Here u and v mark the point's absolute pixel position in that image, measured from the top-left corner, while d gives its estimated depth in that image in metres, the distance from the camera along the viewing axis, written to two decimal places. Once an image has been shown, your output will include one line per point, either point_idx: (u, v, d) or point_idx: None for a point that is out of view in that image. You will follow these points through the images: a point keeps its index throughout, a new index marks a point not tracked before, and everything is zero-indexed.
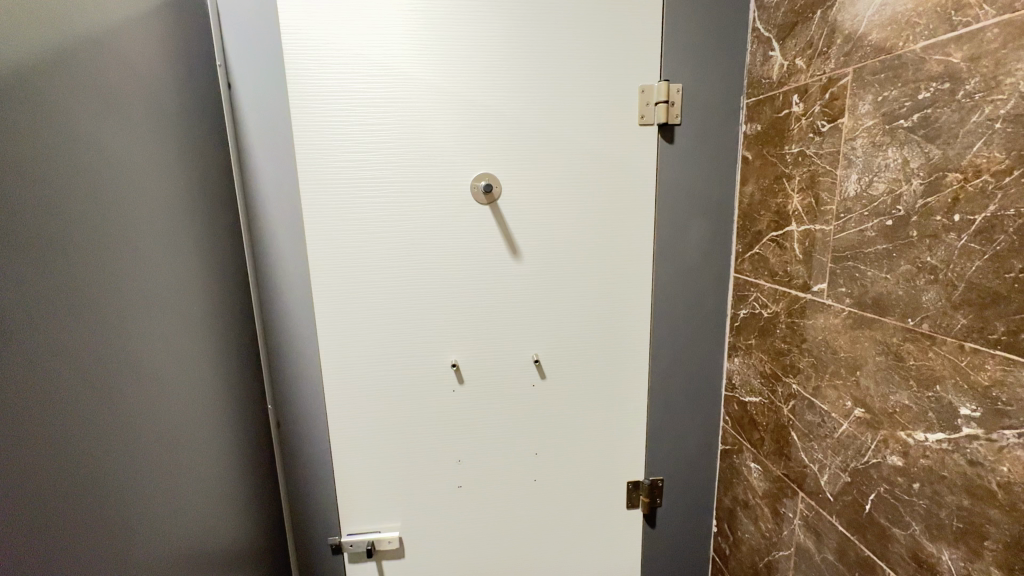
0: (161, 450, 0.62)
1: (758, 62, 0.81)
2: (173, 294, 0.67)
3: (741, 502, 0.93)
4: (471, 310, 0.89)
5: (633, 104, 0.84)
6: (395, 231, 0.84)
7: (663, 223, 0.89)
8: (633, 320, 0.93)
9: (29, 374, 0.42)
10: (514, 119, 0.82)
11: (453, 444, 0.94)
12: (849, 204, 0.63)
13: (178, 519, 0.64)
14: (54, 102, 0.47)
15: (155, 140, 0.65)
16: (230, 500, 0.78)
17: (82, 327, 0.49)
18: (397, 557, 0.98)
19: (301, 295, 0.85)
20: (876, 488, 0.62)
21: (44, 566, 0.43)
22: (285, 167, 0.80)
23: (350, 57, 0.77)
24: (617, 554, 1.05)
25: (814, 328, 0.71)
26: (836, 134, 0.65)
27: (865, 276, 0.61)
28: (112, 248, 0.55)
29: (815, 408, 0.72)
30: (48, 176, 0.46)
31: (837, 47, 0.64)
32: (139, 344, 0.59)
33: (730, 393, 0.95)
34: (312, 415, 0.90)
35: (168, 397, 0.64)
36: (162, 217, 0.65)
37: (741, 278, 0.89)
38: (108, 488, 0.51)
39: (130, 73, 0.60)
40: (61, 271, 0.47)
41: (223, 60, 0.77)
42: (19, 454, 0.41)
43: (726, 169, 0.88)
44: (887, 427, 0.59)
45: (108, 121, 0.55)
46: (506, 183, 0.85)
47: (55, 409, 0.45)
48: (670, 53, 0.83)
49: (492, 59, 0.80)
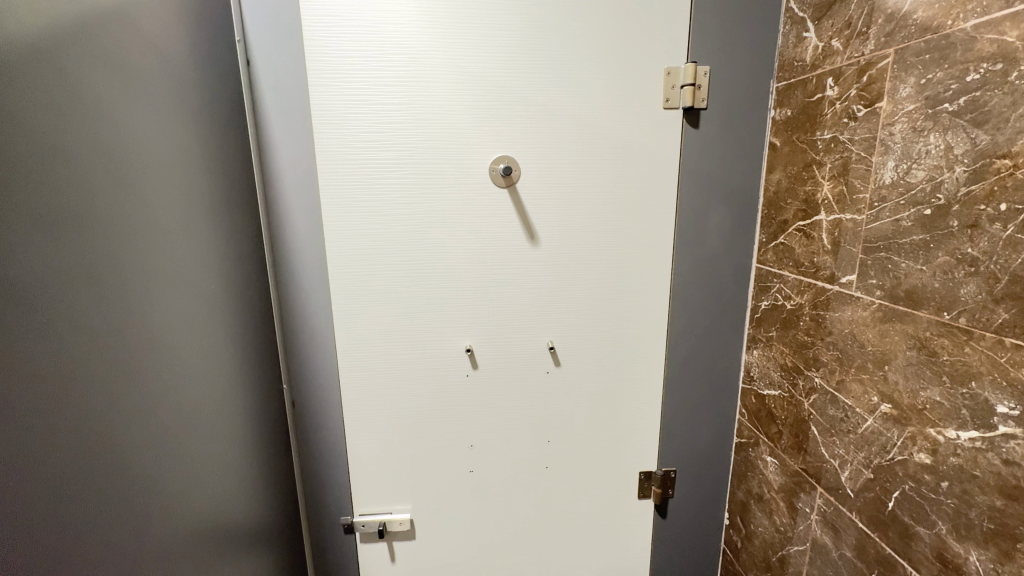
0: (175, 426, 0.62)
1: (791, 44, 0.78)
2: (188, 274, 0.67)
3: (754, 495, 0.92)
4: (488, 293, 0.88)
5: (659, 86, 0.82)
6: (411, 215, 0.83)
7: (684, 211, 0.87)
8: (649, 308, 0.91)
9: (31, 355, 0.41)
10: (535, 100, 0.80)
11: (466, 430, 0.93)
12: (884, 192, 0.61)
13: (192, 495, 0.65)
14: (68, 74, 0.46)
15: (168, 117, 0.63)
16: (243, 477, 0.79)
17: (100, 303, 0.49)
18: (408, 539, 0.98)
19: (317, 278, 0.85)
20: (900, 486, 0.60)
21: (46, 554, 0.42)
22: (302, 146, 0.79)
23: (370, 34, 0.75)
24: (627, 543, 1.04)
25: (840, 321, 0.69)
26: (873, 119, 0.62)
27: (898, 267, 0.59)
28: (124, 225, 0.54)
29: (838, 403, 0.70)
30: (59, 148, 0.45)
31: (877, 27, 0.61)
32: (150, 327, 0.58)
33: (747, 386, 0.93)
34: (327, 397, 0.90)
35: (183, 376, 0.64)
36: (179, 195, 0.65)
37: (764, 268, 0.87)
38: (115, 473, 0.50)
39: (147, 46, 0.59)
40: (80, 246, 0.47)
41: (242, 36, 0.76)
42: (24, 438, 0.40)
43: (752, 156, 0.85)
44: (915, 423, 0.58)
45: (123, 97, 0.54)
46: (527, 166, 0.83)
47: (60, 390, 0.44)
48: (699, 34, 0.80)
49: (514, 39, 0.78)
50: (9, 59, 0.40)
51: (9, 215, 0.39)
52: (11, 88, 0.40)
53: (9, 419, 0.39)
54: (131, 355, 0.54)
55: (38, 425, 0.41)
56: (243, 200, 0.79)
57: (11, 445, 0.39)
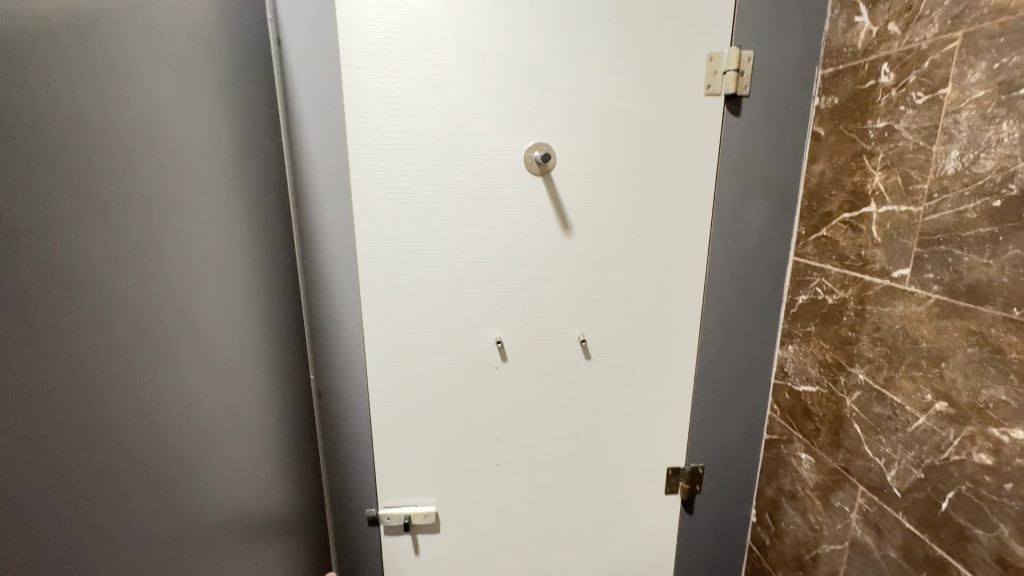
0: (201, 416, 0.60)
1: (840, 28, 0.75)
2: (217, 259, 0.65)
3: (786, 493, 0.91)
4: (519, 284, 0.86)
5: (701, 72, 0.79)
6: (442, 202, 0.81)
7: (722, 202, 0.85)
8: (682, 302, 0.89)
9: (68, 339, 0.39)
10: (573, 85, 0.78)
11: (493, 423, 0.92)
12: (946, 183, 0.59)
13: (217, 487, 0.63)
14: (102, 46, 0.44)
15: (199, 96, 0.61)
16: (268, 469, 0.77)
17: (131, 287, 0.47)
18: (432, 532, 0.97)
19: (345, 267, 0.83)
20: (956, 487, 0.58)
21: (76, 549, 0.40)
22: (332, 130, 0.77)
23: (405, 14, 0.73)
24: (652, 539, 1.03)
25: (890, 316, 0.67)
26: (935, 106, 0.60)
27: (960, 261, 0.57)
28: (152, 205, 0.51)
29: (885, 400, 0.68)
30: (95, 125, 0.43)
31: (943, 9, 0.59)
32: (176, 313, 0.55)
33: (781, 382, 0.91)
34: (353, 388, 0.89)
35: (210, 365, 0.63)
36: (208, 178, 0.63)
37: (802, 262, 0.85)
38: (141, 464, 0.48)
39: (179, 21, 0.57)
40: (112, 227, 0.45)
41: (273, 14, 0.74)
42: (59, 426, 0.38)
43: (793, 146, 0.83)
44: (976, 423, 0.56)
45: (154, 73, 0.52)
46: (563, 154, 0.81)
47: (89, 377, 0.41)
48: (744, 18, 0.77)
49: (554, 22, 0.75)
50: (46, 27, 0.37)
51: (39, 189, 0.37)
52: (42, 51, 0.37)
53: (39, 408, 0.36)
54: (158, 342, 0.52)
55: (69, 413, 0.39)
56: (270, 185, 0.77)
57: (46, 433, 0.37)
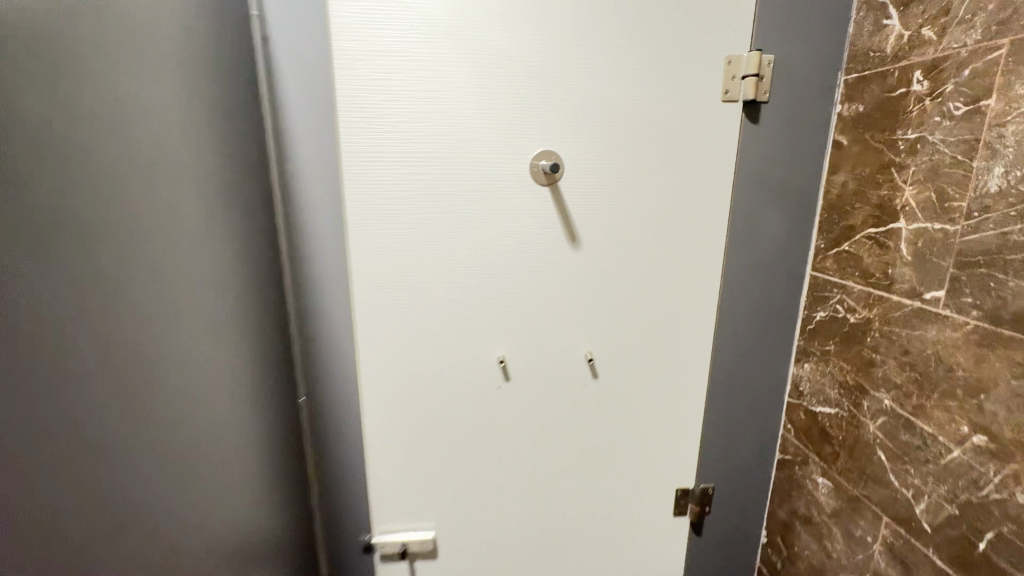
0: (171, 455, 0.55)
1: (866, 32, 0.71)
2: (186, 282, 0.59)
3: (800, 517, 0.87)
4: (524, 300, 0.81)
5: (718, 77, 0.74)
6: (442, 214, 0.76)
7: (738, 214, 0.80)
8: (695, 318, 0.85)
9: None
10: (583, 89, 0.73)
11: (495, 445, 0.87)
12: (988, 202, 0.55)
13: (189, 531, 0.58)
14: (37, 50, 0.39)
15: (162, 104, 0.55)
16: (254, 500, 0.72)
17: (80, 323, 0.42)
18: (430, 558, 0.92)
19: (338, 282, 0.77)
20: (995, 527, 0.55)
21: None
22: (326, 136, 0.71)
23: (403, 11, 0.67)
24: (659, 562, 0.99)
25: (921, 340, 0.63)
26: (976, 119, 0.56)
27: (1003, 287, 0.53)
28: (110, 220, 0.46)
29: (914, 429, 0.64)
30: (30, 141, 0.38)
31: (987, 13, 0.54)
32: (138, 346, 0.50)
33: (795, 401, 0.87)
34: (346, 410, 0.83)
35: (181, 398, 0.57)
36: (175, 193, 0.57)
37: (820, 277, 0.81)
38: (91, 518, 0.43)
39: (135, 22, 0.51)
40: (53, 256, 0.40)
41: (259, 9, 0.67)
42: None
43: (813, 155, 0.78)
44: (1019, 461, 0.52)
45: (107, 79, 0.47)
46: (572, 163, 0.76)
47: (19, 430, 0.36)
48: (765, 19, 0.72)
49: (564, 21, 0.70)
50: None
51: None
52: None
53: None
54: (129, 362, 0.49)
55: None
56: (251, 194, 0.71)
57: None
